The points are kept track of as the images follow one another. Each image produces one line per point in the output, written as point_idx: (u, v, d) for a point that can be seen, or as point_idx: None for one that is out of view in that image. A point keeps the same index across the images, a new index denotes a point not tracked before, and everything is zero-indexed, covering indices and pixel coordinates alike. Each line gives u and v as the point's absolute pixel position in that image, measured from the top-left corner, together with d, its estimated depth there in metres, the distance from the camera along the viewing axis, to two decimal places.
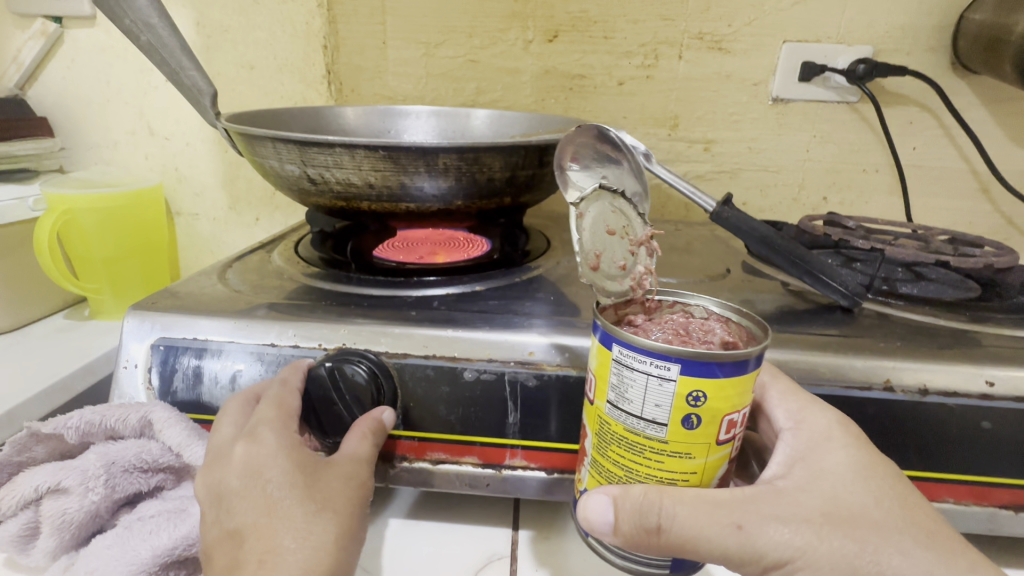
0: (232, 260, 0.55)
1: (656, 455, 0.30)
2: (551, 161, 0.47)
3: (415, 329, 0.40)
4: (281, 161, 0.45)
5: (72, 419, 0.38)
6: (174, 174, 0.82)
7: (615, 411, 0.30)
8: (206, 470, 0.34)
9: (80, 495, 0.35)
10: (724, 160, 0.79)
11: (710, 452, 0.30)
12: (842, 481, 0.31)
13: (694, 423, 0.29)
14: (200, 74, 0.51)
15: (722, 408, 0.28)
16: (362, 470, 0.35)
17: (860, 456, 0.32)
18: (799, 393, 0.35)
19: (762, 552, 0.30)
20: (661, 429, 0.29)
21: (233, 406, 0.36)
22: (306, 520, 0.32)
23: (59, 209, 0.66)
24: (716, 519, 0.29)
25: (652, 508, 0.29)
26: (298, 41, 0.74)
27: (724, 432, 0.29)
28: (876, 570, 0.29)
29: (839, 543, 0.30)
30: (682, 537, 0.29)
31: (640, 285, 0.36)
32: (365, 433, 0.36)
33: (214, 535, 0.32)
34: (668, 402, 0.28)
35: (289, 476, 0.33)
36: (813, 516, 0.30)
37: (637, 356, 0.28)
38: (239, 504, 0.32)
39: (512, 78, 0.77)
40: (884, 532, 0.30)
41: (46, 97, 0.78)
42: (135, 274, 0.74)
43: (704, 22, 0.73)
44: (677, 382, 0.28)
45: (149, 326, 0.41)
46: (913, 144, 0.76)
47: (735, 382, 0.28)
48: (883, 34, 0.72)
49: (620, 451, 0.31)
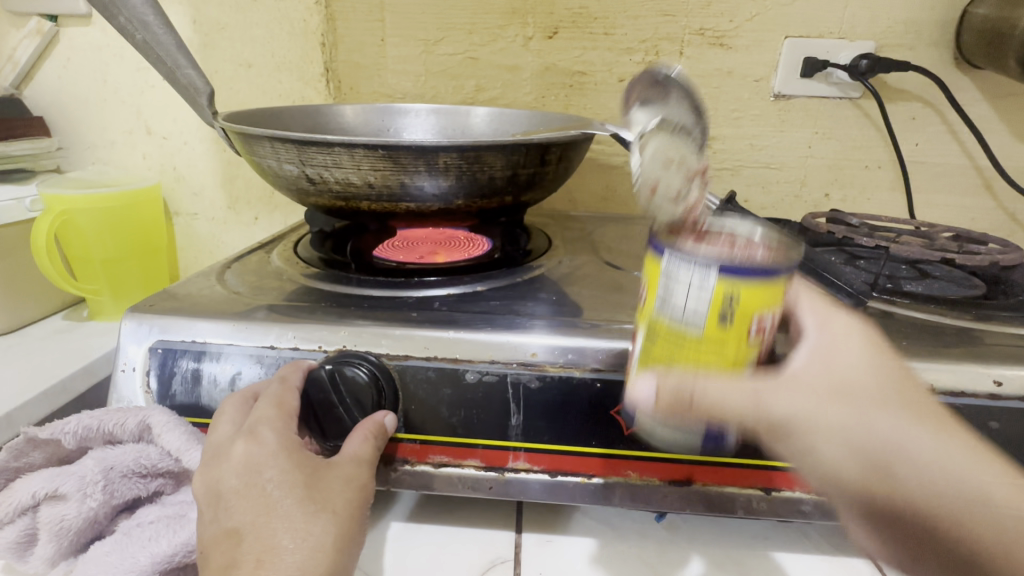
0: (231, 261, 0.54)
1: (696, 355, 0.27)
2: (552, 159, 0.47)
3: (416, 329, 0.39)
4: (279, 160, 0.44)
5: (69, 424, 0.37)
6: (172, 173, 0.81)
7: (656, 312, 0.28)
8: (204, 468, 0.34)
9: (77, 501, 0.35)
10: (726, 157, 0.79)
11: (745, 354, 0.28)
12: (850, 361, 0.31)
13: (728, 320, 0.27)
14: (196, 73, 0.50)
15: (757, 308, 0.27)
16: (362, 471, 0.35)
17: (870, 346, 0.32)
18: (824, 296, 0.33)
19: (775, 416, 0.29)
20: (701, 325, 0.27)
21: (232, 404, 0.36)
22: (305, 520, 0.31)
23: (57, 210, 0.66)
24: (743, 387, 0.28)
25: (689, 384, 0.28)
26: (296, 39, 0.73)
27: (757, 331, 0.27)
28: (870, 438, 0.30)
29: (840, 411, 0.30)
30: (712, 412, 0.28)
31: (692, 209, 0.34)
32: (366, 434, 0.35)
33: (210, 534, 0.31)
34: (707, 300, 0.26)
35: (289, 475, 0.32)
36: (819, 385, 0.30)
37: (679, 258, 0.27)
38: (237, 503, 0.32)
39: (512, 75, 0.76)
40: (879, 402, 0.30)
41: (42, 97, 0.78)
42: (134, 275, 0.73)
43: (706, 18, 0.72)
44: (713, 281, 0.26)
45: (147, 329, 0.40)
46: (916, 140, 0.76)
47: (767, 282, 0.26)
48: (886, 28, 0.71)
49: (662, 351, 0.28)
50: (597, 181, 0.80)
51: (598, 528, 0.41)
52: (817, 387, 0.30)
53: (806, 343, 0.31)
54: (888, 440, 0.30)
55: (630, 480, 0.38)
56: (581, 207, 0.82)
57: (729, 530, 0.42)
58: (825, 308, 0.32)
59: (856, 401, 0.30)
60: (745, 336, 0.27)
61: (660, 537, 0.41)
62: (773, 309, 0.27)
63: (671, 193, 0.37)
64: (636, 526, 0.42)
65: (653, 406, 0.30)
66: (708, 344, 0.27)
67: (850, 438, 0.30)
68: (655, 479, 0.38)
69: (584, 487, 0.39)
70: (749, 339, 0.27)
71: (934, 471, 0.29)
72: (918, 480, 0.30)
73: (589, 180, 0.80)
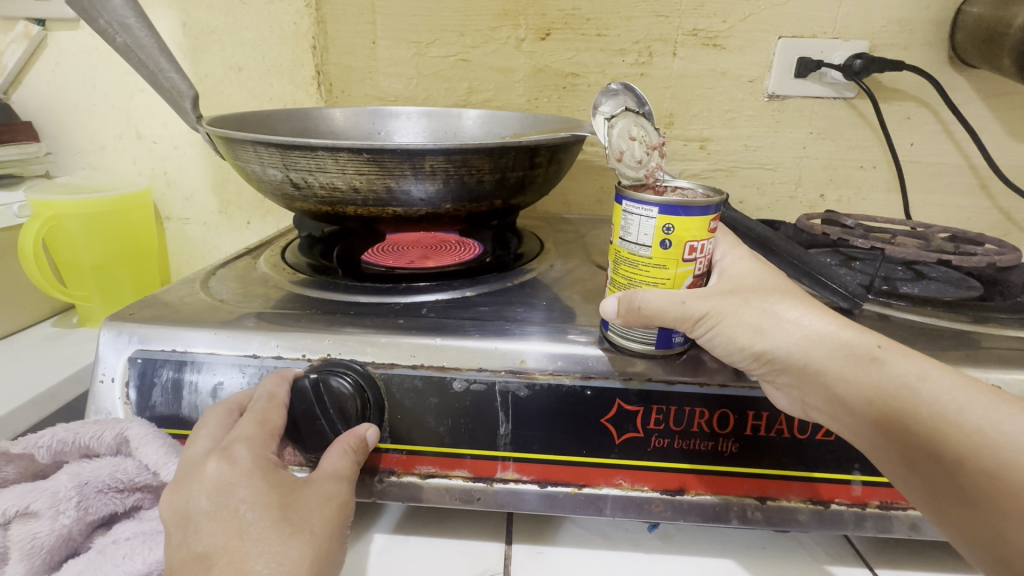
0: (217, 267, 0.53)
1: (644, 274, 0.35)
2: (542, 161, 0.46)
3: (403, 337, 0.38)
4: (262, 166, 0.43)
5: (44, 438, 0.37)
6: (163, 178, 0.80)
7: (619, 243, 0.36)
8: (173, 488, 0.32)
9: (50, 519, 0.34)
10: (720, 158, 0.78)
11: (681, 273, 0.35)
12: (750, 275, 0.38)
13: (669, 245, 0.34)
14: (179, 77, 0.49)
15: (690, 239, 0.34)
16: (341, 488, 0.34)
17: (765, 269, 0.39)
18: (731, 237, 0.41)
19: (701, 314, 0.34)
20: (647, 253, 0.35)
21: (213, 417, 0.35)
22: (281, 543, 0.30)
23: (45, 216, 0.65)
24: (670, 295, 0.34)
25: (633, 296, 0.35)
26: (285, 43, 0.73)
27: (692, 254, 0.34)
28: (775, 318, 0.34)
29: (742, 304, 0.35)
30: (651, 315, 0.34)
31: (652, 174, 0.40)
32: (344, 449, 0.35)
33: (181, 557, 0.30)
34: (648, 235, 0.34)
35: (264, 496, 0.31)
36: (724, 290, 0.36)
37: (632, 204, 0.34)
38: (208, 526, 0.30)
39: (505, 77, 0.76)
40: (770, 292, 0.36)
41: (31, 102, 0.77)
42: (123, 281, 0.72)
43: (699, 19, 0.71)
44: (655, 217, 0.33)
45: (127, 338, 0.39)
46: (911, 140, 0.75)
47: (699, 214, 0.33)
48: (880, 28, 0.71)
49: (623, 272, 0.36)
50: (591, 183, 0.80)
51: (590, 538, 0.40)
52: (724, 290, 0.36)
53: (718, 269, 0.39)
54: (794, 320, 0.34)
55: (621, 489, 0.38)
56: (576, 210, 0.81)
57: (724, 539, 0.41)
58: (732, 243, 0.41)
59: (750, 292, 0.36)
60: (683, 258, 0.34)
61: (653, 547, 0.40)
62: (706, 236, 0.34)
63: (632, 160, 0.41)
64: (629, 535, 0.41)
65: (618, 317, 0.36)
66: (654, 265, 0.35)
67: (746, 318, 0.34)
68: (646, 489, 0.38)
69: (575, 498, 0.38)
70: (685, 260, 0.34)
71: (822, 338, 0.34)
72: (811, 345, 0.34)
73: (583, 181, 0.80)
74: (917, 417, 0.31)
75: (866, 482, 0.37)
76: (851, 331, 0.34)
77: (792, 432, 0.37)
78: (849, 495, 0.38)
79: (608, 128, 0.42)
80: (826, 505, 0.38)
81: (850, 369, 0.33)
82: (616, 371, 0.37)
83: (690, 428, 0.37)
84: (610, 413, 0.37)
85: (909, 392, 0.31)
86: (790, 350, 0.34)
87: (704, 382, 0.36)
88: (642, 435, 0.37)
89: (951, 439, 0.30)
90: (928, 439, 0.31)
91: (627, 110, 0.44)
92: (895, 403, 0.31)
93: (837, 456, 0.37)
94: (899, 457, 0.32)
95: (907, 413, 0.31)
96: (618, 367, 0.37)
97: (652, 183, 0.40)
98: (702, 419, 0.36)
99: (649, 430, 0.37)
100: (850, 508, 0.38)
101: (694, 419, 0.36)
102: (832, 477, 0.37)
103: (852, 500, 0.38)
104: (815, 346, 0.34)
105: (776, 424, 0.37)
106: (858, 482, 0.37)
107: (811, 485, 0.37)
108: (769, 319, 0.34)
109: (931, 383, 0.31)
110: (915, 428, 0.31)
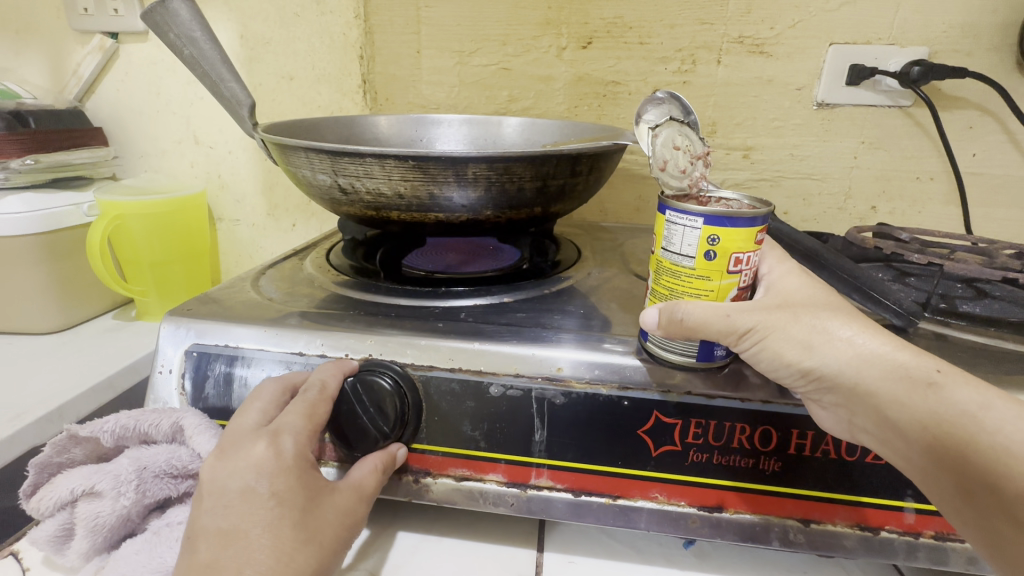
0: (267, 267, 0.56)
1: (687, 285, 0.35)
2: (583, 169, 0.46)
3: (441, 341, 0.39)
4: (313, 171, 0.45)
5: (108, 423, 0.39)
6: (217, 181, 0.85)
7: (662, 254, 0.36)
8: (217, 456, 0.34)
9: (112, 500, 0.36)
10: (765, 168, 0.76)
11: (723, 284, 0.34)
12: (799, 293, 0.37)
13: (713, 256, 0.33)
14: (239, 85, 0.52)
15: (735, 249, 0.33)
16: (359, 506, 0.35)
17: (814, 286, 0.37)
18: (778, 252, 0.40)
19: (745, 329, 0.34)
20: (690, 264, 0.34)
21: (269, 392, 0.37)
22: (293, 547, 0.31)
23: (111, 215, 0.69)
24: (714, 309, 0.34)
25: (673, 308, 0.34)
26: (335, 52, 0.76)
27: (738, 266, 0.34)
28: (825, 337, 0.33)
29: (791, 323, 0.34)
30: (693, 329, 0.34)
31: (696, 184, 0.39)
32: (376, 467, 0.36)
33: (203, 525, 0.32)
34: (691, 246, 0.33)
35: (293, 494, 0.33)
36: (771, 305, 0.35)
37: (676, 213, 0.34)
38: (237, 505, 0.32)
39: (545, 85, 0.76)
40: (815, 309, 0.35)
41: (102, 109, 0.83)
42: (178, 278, 0.76)
43: (745, 25, 0.70)
44: (699, 227, 0.33)
45: (184, 332, 0.42)
46: (972, 150, 0.71)
47: (745, 225, 0.32)
48: (940, 33, 0.67)
49: (666, 282, 0.36)
50: (630, 192, 0.79)
51: (623, 550, 0.40)
52: (771, 304, 0.35)
53: (764, 283, 0.38)
54: (845, 339, 0.33)
55: (657, 503, 0.37)
56: (613, 218, 0.81)
57: (762, 561, 0.39)
58: (780, 257, 0.40)
59: (800, 308, 0.35)
60: (727, 270, 0.34)
61: (688, 564, 0.39)
62: (753, 248, 0.33)
63: (676, 170, 0.41)
64: (662, 551, 0.40)
65: (659, 329, 0.35)
66: (697, 276, 0.34)
67: (795, 333, 0.33)
68: (683, 504, 0.37)
69: (609, 508, 0.37)
70: (730, 272, 0.34)
71: (874, 358, 0.32)
72: (864, 365, 0.32)
73: (621, 190, 0.79)
74: (975, 445, 0.29)
75: (918, 509, 0.36)
76: (908, 354, 0.32)
77: (839, 454, 0.35)
78: (900, 522, 0.36)
79: (654, 137, 0.43)
80: (875, 532, 0.36)
81: (905, 393, 0.31)
82: (655, 383, 0.36)
83: (730, 444, 0.36)
84: (647, 424, 0.36)
85: (969, 420, 0.30)
86: (841, 368, 0.32)
87: (746, 398, 0.35)
88: (680, 449, 0.36)
89: (1013, 472, 0.28)
90: (987, 471, 0.29)
91: (671, 120, 0.45)
92: (953, 429, 0.30)
93: (889, 481, 0.36)
94: (953, 486, 0.31)
95: (967, 441, 0.30)
96: (656, 379, 0.36)
97: (695, 192, 0.39)
98: (744, 435, 0.36)
99: (688, 444, 0.36)
100: (901, 536, 0.36)
101: (734, 435, 0.36)
102: (881, 502, 0.36)
103: (904, 529, 0.36)
104: (867, 367, 0.32)
105: (821, 444, 0.35)
106: (909, 509, 0.36)
107: (857, 509, 0.36)
108: (819, 337, 0.33)
109: (995, 412, 0.29)
110: (975, 457, 0.29)
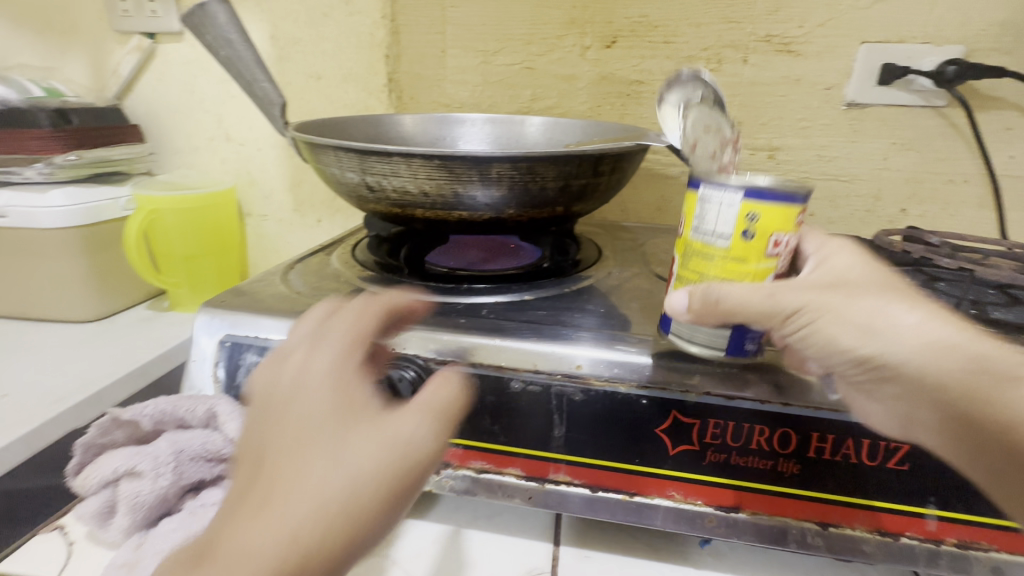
0: (294, 262, 0.58)
1: (721, 264, 0.34)
2: (606, 170, 0.47)
3: (463, 336, 0.40)
4: (341, 169, 0.47)
5: (149, 408, 0.41)
6: (247, 177, 0.87)
7: (696, 234, 0.36)
8: (265, 375, 0.31)
9: (151, 480, 0.38)
10: (791, 168, 0.75)
11: (759, 266, 0.34)
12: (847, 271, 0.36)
13: (750, 235, 0.33)
14: (271, 86, 0.54)
15: (774, 228, 0.33)
16: (423, 414, 0.28)
17: (862, 264, 0.37)
18: (816, 232, 0.40)
19: (791, 312, 0.34)
20: (725, 243, 0.34)
21: (316, 313, 0.34)
22: (341, 450, 0.26)
23: (146, 209, 0.72)
24: (756, 287, 0.33)
25: (710, 288, 0.34)
26: (363, 52, 0.77)
27: (776, 249, 0.33)
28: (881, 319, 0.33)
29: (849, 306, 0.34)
30: (733, 310, 0.34)
31: None
32: (437, 381, 0.30)
33: (246, 445, 0.27)
34: (729, 223, 0.33)
35: (337, 393, 0.28)
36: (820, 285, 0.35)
37: (713, 187, 0.34)
38: (277, 410, 0.28)
39: (569, 85, 0.76)
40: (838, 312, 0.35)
41: (140, 106, 0.86)
42: (209, 271, 0.79)
43: (773, 24, 0.69)
44: (739, 202, 0.33)
45: (218, 322, 0.43)
46: (1009, 152, 0.69)
47: (784, 202, 0.32)
48: (977, 32, 0.66)
49: (698, 264, 0.36)
50: (651, 193, 0.79)
51: (637, 547, 0.40)
52: (816, 283, 0.35)
53: (812, 260, 0.38)
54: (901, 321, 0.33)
55: (673, 501, 0.37)
56: (634, 218, 0.80)
57: (778, 563, 0.39)
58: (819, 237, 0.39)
59: (850, 289, 0.34)
60: (766, 251, 0.33)
61: (703, 563, 0.39)
62: (791, 230, 0.33)
63: None
64: (678, 549, 0.40)
65: (691, 313, 0.35)
66: (732, 257, 0.34)
67: (851, 315, 0.34)
68: (699, 503, 0.37)
69: (625, 505, 0.38)
70: (768, 254, 0.34)
71: (931, 338, 0.33)
72: (923, 346, 0.33)
73: (642, 191, 0.79)
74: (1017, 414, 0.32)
75: (941, 517, 0.35)
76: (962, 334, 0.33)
77: (861, 458, 0.35)
78: (922, 529, 0.35)
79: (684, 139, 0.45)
80: (895, 537, 0.36)
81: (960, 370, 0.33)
82: (672, 382, 0.36)
83: (749, 445, 0.36)
84: (664, 424, 0.37)
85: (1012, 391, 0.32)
86: (900, 348, 0.33)
87: (766, 400, 0.35)
88: (698, 448, 0.36)
89: None
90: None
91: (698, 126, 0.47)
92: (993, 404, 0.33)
93: (911, 488, 0.35)
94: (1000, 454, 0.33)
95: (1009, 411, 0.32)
96: (675, 379, 0.37)
97: None
98: (762, 437, 0.36)
99: (705, 444, 0.36)
100: (922, 543, 0.36)
101: (753, 436, 0.36)
102: (902, 508, 0.35)
103: (925, 536, 0.36)
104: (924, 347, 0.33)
105: (842, 448, 0.35)
106: (932, 516, 0.35)
107: (876, 514, 0.36)
108: (879, 319, 0.33)
109: None
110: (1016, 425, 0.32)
